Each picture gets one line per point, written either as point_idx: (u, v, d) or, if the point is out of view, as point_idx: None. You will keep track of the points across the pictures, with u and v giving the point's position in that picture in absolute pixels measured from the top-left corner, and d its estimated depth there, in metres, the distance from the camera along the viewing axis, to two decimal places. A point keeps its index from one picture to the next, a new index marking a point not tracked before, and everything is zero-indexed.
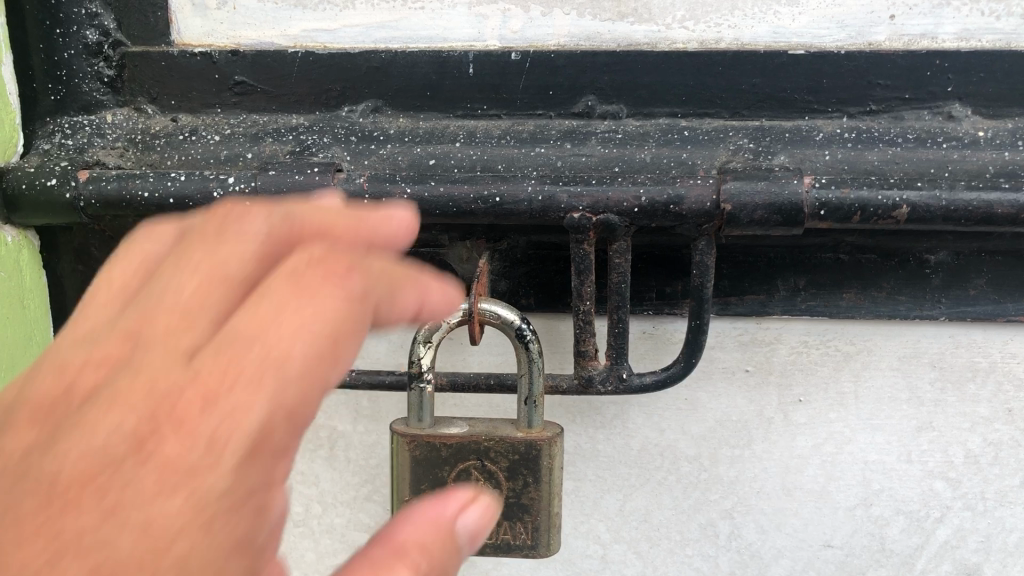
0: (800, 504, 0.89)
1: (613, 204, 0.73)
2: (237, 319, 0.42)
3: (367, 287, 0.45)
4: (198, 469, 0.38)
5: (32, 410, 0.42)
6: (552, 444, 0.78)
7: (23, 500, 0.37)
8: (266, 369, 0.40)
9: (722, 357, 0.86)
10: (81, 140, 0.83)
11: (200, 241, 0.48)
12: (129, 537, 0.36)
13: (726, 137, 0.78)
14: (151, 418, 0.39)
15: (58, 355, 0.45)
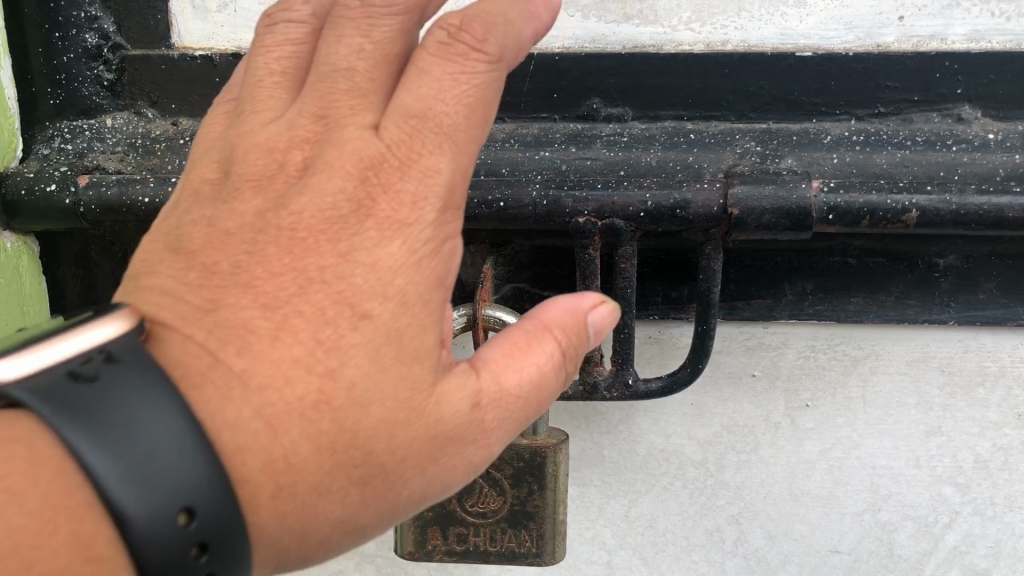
0: (808, 509, 0.88)
1: (619, 208, 0.73)
2: (403, 96, 0.52)
3: (498, 45, 0.52)
4: (396, 219, 0.50)
5: (245, 179, 0.53)
6: (558, 450, 0.77)
7: (268, 245, 0.49)
8: (439, 117, 0.51)
9: (728, 362, 0.85)
10: (81, 144, 0.82)
11: (352, 18, 0.55)
12: (359, 275, 0.48)
13: (732, 140, 0.78)
14: (360, 185, 0.50)
15: (251, 128, 0.56)
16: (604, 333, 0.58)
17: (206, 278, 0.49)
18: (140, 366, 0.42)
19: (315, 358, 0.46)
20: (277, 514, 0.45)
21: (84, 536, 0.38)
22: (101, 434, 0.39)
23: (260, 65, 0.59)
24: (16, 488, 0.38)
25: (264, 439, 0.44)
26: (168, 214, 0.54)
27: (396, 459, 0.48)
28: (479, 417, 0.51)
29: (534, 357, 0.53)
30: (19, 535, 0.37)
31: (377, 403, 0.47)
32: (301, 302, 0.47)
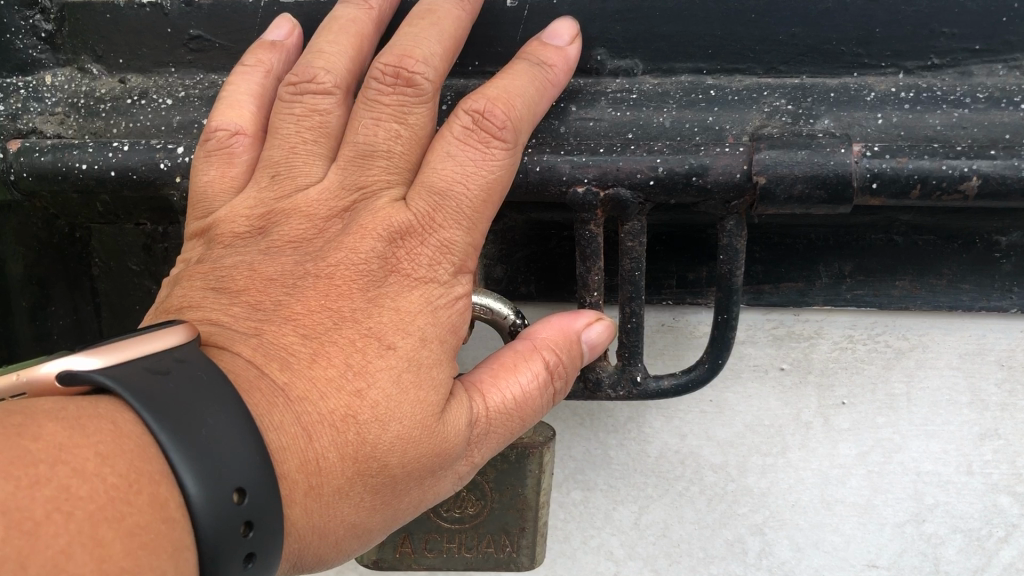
0: (842, 518, 0.78)
1: (624, 176, 0.62)
2: (428, 171, 0.59)
3: (513, 130, 0.59)
4: (414, 276, 0.58)
5: (283, 238, 0.60)
6: (546, 449, 0.67)
7: (307, 291, 0.56)
8: (458, 196, 0.58)
9: (753, 353, 0.74)
10: (15, 105, 0.72)
11: (387, 104, 0.60)
12: (383, 317, 0.56)
13: (759, 97, 0.66)
14: (383, 264, 0.57)
15: (289, 190, 0.61)
16: (600, 348, 0.63)
17: (250, 315, 0.56)
18: (204, 370, 0.46)
19: (345, 379, 0.53)
20: (308, 510, 0.51)
21: (160, 498, 0.40)
22: (176, 419, 0.42)
23: (289, 132, 0.62)
24: (105, 451, 0.40)
25: (301, 443, 0.51)
26: (206, 257, 0.61)
27: (405, 473, 0.54)
28: (476, 434, 0.58)
29: (527, 375, 0.60)
30: (112, 491, 0.39)
31: (396, 422, 0.53)
32: (333, 335, 0.55)
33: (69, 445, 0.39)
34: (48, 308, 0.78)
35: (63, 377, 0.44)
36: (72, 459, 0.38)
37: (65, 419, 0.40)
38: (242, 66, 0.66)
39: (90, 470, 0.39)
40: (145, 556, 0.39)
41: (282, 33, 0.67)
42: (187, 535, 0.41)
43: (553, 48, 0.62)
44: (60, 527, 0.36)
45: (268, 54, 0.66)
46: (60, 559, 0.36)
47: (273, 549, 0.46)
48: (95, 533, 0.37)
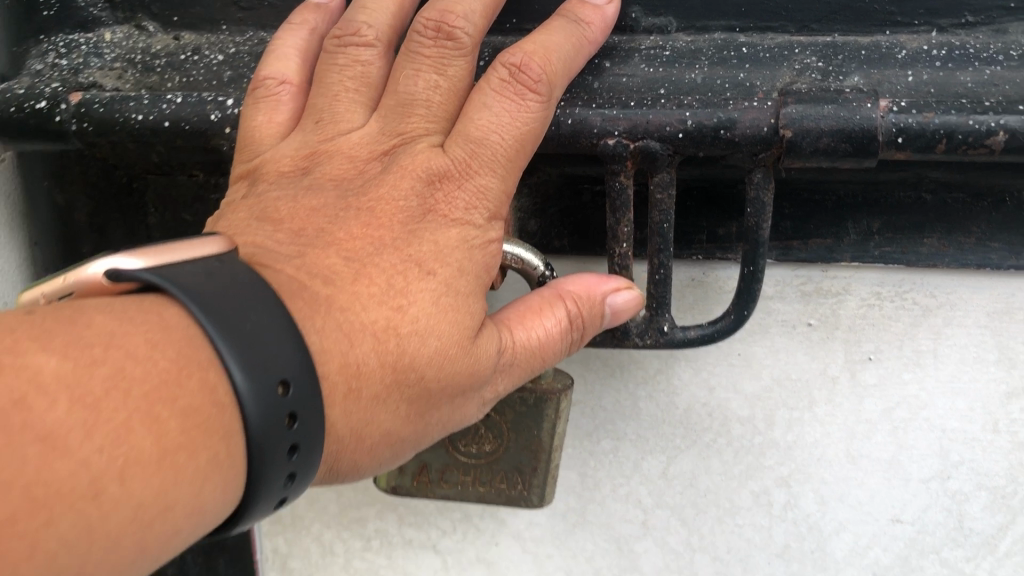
0: (867, 473, 0.80)
1: (654, 129, 0.64)
2: (466, 120, 0.61)
3: (549, 85, 0.61)
4: (451, 216, 0.60)
5: (326, 176, 0.63)
6: (563, 396, 0.71)
7: (349, 221, 0.60)
8: (493, 145, 0.61)
9: (781, 308, 0.76)
10: (77, 59, 0.75)
11: (426, 55, 0.62)
12: (422, 246, 0.59)
13: (790, 55, 0.67)
14: (420, 203, 0.60)
15: (332, 135, 0.64)
16: (623, 318, 0.66)
17: (292, 240, 0.59)
18: (245, 276, 0.50)
19: (387, 296, 0.57)
20: (347, 412, 0.55)
21: (209, 383, 0.45)
22: (222, 316, 0.46)
23: (333, 81, 0.65)
24: (155, 339, 0.44)
25: (343, 347, 0.54)
26: (251, 194, 0.64)
27: (440, 385, 0.58)
28: (504, 361, 0.62)
29: (550, 318, 0.63)
30: (166, 373, 0.43)
31: (434, 338, 0.57)
32: (375, 260, 0.58)
33: (122, 332, 0.44)
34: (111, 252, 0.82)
35: (112, 276, 0.48)
36: (125, 344, 0.43)
37: (116, 313, 0.45)
38: (291, 25, 0.70)
39: (141, 354, 0.43)
40: (200, 434, 0.44)
41: None
42: (235, 420, 0.46)
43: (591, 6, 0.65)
44: (120, 403, 0.41)
45: (313, 14, 0.70)
46: (124, 430, 0.41)
47: (316, 440, 0.50)
48: (152, 410, 0.42)
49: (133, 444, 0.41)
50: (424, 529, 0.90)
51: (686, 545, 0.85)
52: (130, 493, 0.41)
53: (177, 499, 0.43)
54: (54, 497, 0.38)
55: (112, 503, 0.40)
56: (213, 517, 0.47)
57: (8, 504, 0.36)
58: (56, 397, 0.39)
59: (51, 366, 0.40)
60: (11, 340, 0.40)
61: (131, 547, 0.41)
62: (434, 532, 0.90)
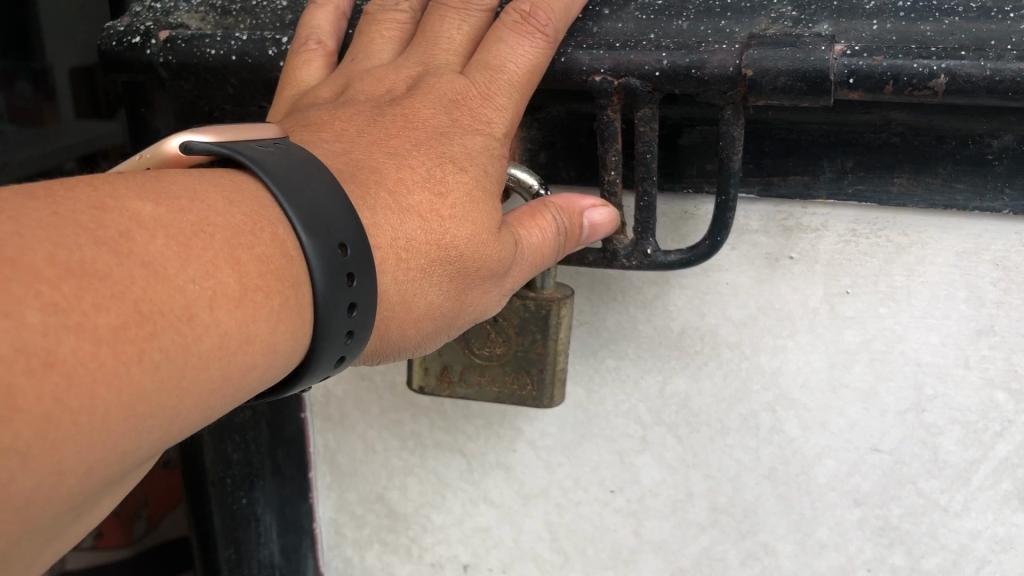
0: (847, 403, 0.86)
1: (634, 67, 0.73)
2: (483, 53, 0.69)
3: (556, 27, 0.69)
4: (475, 127, 0.68)
5: (361, 92, 0.70)
6: (564, 303, 0.81)
7: (386, 124, 0.67)
8: (509, 73, 0.68)
9: (766, 242, 0.83)
10: (168, 4, 0.90)
11: (453, 7, 0.72)
12: (454, 146, 0.66)
13: (768, 4, 0.74)
14: (456, 113, 0.68)
15: (364, 67, 0.73)
16: (599, 233, 0.75)
17: (336, 139, 0.66)
18: (301, 153, 0.59)
19: (428, 183, 0.64)
20: (397, 281, 0.62)
21: (280, 237, 0.53)
22: (288, 185, 0.55)
23: (371, 31, 0.75)
24: (232, 198, 0.53)
25: (393, 222, 0.62)
26: (292, 113, 0.72)
27: (476, 265, 0.65)
28: (523, 256, 0.70)
29: (545, 225, 0.71)
30: (243, 226, 0.52)
31: (469, 223, 0.65)
32: (411, 155, 0.65)
33: (203, 192, 0.52)
34: None
35: (182, 148, 0.60)
36: (206, 200, 0.52)
37: (197, 176, 0.54)
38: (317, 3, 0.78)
39: (220, 208, 0.52)
40: (273, 279, 0.52)
41: None
42: (303, 273, 0.54)
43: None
44: (206, 243, 0.49)
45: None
46: (210, 266, 0.49)
47: (369, 303, 0.59)
48: (233, 253, 0.50)
49: (219, 279, 0.49)
50: (451, 433, 1.01)
51: (681, 462, 0.93)
52: (217, 318, 0.48)
53: (257, 332, 0.51)
54: (155, 312, 0.45)
55: (202, 326, 0.48)
56: (284, 359, 0.55)
57: (124, 311, 0.43)
58: (156, 233, 0.47)
59: (146, 210, 0.48)
60: (109, 189, 0.48)
61: (215, 368, 0.49)
62: (460, 437, 1.01)
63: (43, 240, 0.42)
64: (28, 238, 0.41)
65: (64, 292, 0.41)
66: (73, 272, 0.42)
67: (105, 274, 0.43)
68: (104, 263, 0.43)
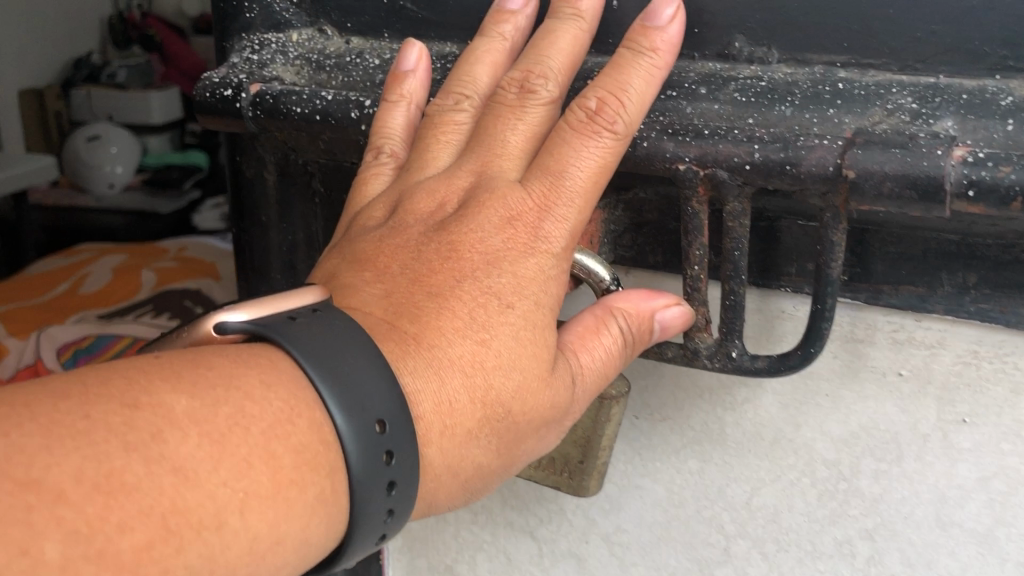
0: (959, 543, 0.74)
1: (722, 159, 0.65)
2: (546, 155, 0.66)
3: (626, 123, 0.65)
4: (531, 246, 0.64)
5: (412, 213, 0.69)
6: (619, 402, 0.74)
7: (430, 257, 0.64)
8: (572, 178, 0.65)
9: (873, 355, 0.74)
10: (267, 55, 0.88)
11: (510, 107, 0.69)
12: (502, 278, 0.63)
13: (885, 94, 0.65)
14: (515, 240, 0.64)
15: (416, 181, 0.71)
16: (673, 332, 0.69)
17: (379, 276, 0.65)
18: (338, 317, 0.56)
19: (470, 330, 0.60)
20: (443, 451, 0.58)
21: (317, 421, 0.52)
22: (322, 360, 0.53)
23: (428, 136, 0.73)
24: (268, 380, 0.52)
25: (434, 386, 0.58)
26: (344, 243, 0.71)
27: (526, 421, 0.61)
28: (582, 390, 0.66)
29: (607, 338, 0.67)
30: (280, 413, 0.51)
31: (518, 373, 0.60)
32: (457, 292, 0.62)
33: (239, 376, 0.51)
34: (289, 221, 0.97)
35: (215, 328, 0.56)
36: (243, 386, 0.51)
37: (230, 356, 0.53)
38: (389, 101, 0.76)
39: (257, 395, 0.51)
40: (308, 471, 0.50)
41: (413, 59, 0.77)
42: (339, 459, 0.52)
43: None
44: (241, 438, 0.49)
45: (407, 84, 0.76)
46: (244, 464, 0.48)
47: (413, 479, 0.55)
48: (268, 446, 0.49)
49: (252, 478, 0.48)
50: (523, 514, 0.95)
51: None
52: (248, 522, 0.48)
53: (288, 532, 0.50)
54: (182, 523, 0.44)
55: (232, 532, 0.47)
56: (319, 550, 0.53)
57: (147, 531, 0.43)
58: (189, 432, 0.47)
59: (181, 407, 0.48)
60: (144, 379, 0.49)
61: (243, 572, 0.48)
62: (533, 521, 0.95)
63: (72, 453, 0.43)
64: (56, 452, 0.43)
65: (87, 515, 0.41)
66: (100, 487, 0.42)
67: (134, 485, 0.43)
68: (135, 474, 0.44)
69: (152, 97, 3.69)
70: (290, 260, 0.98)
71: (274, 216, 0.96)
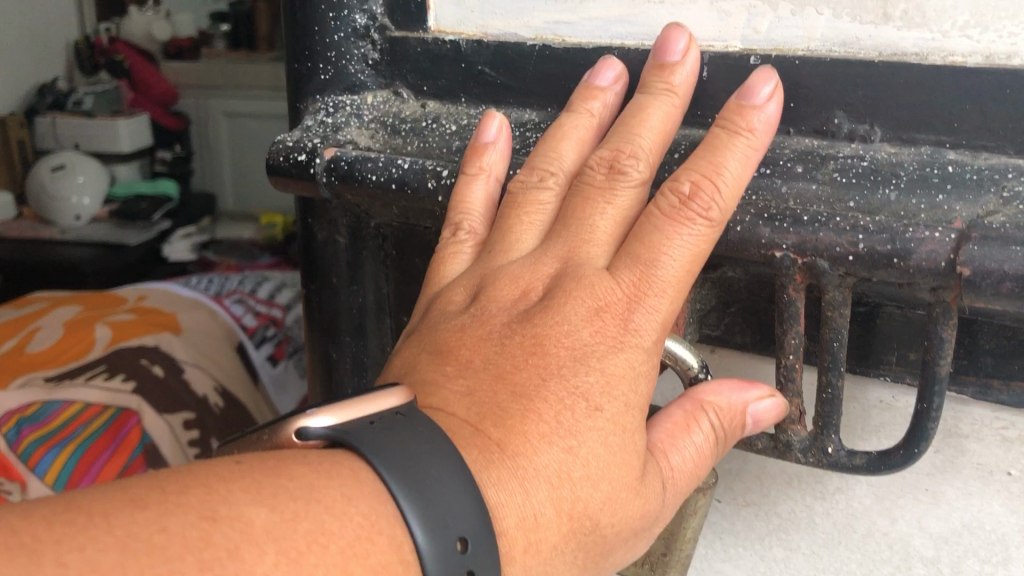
0: None
1: (823, 248, 0.61)
2: (636, 244, 0.64)
3: (721, 209, 0.62)
4: (620, 341, 0.62)
5: (497, 299, 0.68)
6: (702, 495, 0.70)
7: (514, 350, 0.64)
8: (662, 269, 0.63)
9: (978, 451, 0.69)
10: (341, 118, 0.86)
11: (598, 189, 0.68)
12: (590, 377, 0.61)
13: (1000, 180, 0.61)
14: (604, 333, 0.62)
15: (501, 264, 0.72)
16: (765, 424, 0.65)
17: (460, 370, 0.65)
18: (424, 422, 0.55)
19: (557, 436, 0.58)
20: (527, 567, 0.56)
21: (398, 540, 0.49)
22: (404, 473, 0.51)
23: (511, 216, 0.73)
24: (349, 493, 0.50)
25: (519, 498, 0.56)
26: (426, 328, 0.71)
27: (614, 532, 0.59)
28: (672, 492, 0.63)
29: (697, 434, 0.63)
30: (360, 530, 0.48)
31: (606, 484, 0.58)
32: (543, 392, 0.60)
33: (322, 489, 0.49)
34: (359, 284, 0.95)
35: (297, 432, 0.56)
36: (323, 499, 0.49)
37: (310, 464, 0.51)
38: (468, 174, 0.75)
39: (338, 508, 0.49)
40: None
41: (493, 131, 0.75)
42: None
43: (669, 67, 0.68)
44: (319, 557, 0.46)
45: (487, 157, 0.75)
46: None
47: None
48: (346, 567, 0.47)
49: None
50: None
51: None
52: None
53: None
54: None
55: None
56: None
57: None
58: (266, 551, 0.45)
59: (260, 519, 0.46)
60: (224, 490, 0.47)
61: None
62: None
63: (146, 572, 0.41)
64: (130, 570, 0.41)
65: None
66: None
67: None
68: None
69: (122, 125, 3.45)
70: (359, 322, 0.96)
71: (340, 282, 0.94)
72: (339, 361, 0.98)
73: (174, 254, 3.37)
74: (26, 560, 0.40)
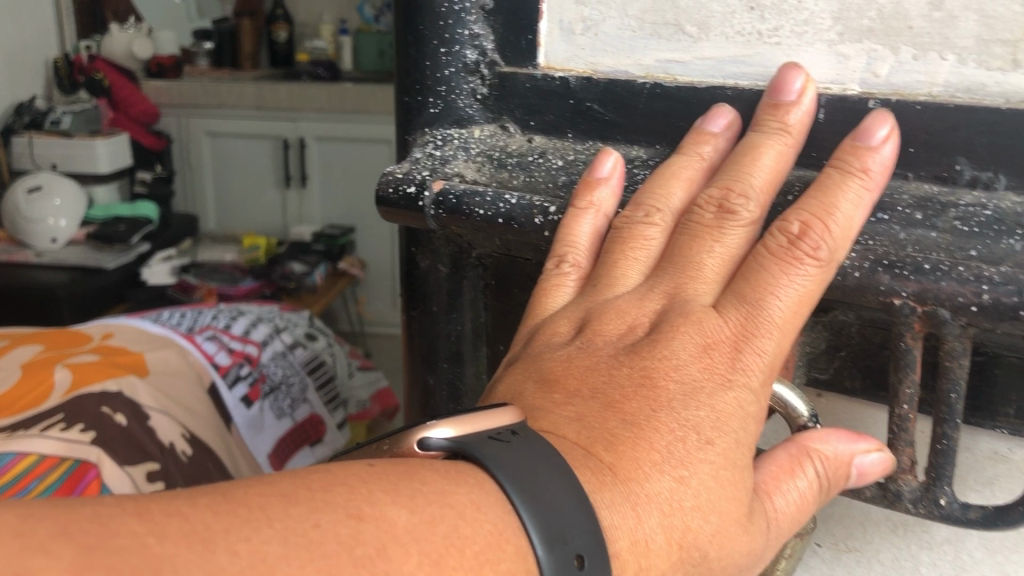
0: None
1: (945, 297, 0.59)
2: (745, 283, 0.64)
3: (831, 249, 0.61)
4: (730, 381, 0.62)
5: (604, 333, 0.69)
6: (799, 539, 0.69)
7: (623, 383, 0.64)
8: (770, 309, 0.62)
9: None
10: (448, 152, 0.88)
11: (708, 228, 0.68)
12: (700, 412, 0.61)
13: None
14: (713, 373, 0.62)
15: (607, 299, 0.72)
16: (871, 478, 0.64)
17: (568, 399, 0.65)
18: (540, 443, 0.55)
19: (668, 465, 0.58)
20: None
21: (524, 550, 0.49)
22: (527, 488, 0.51)
23: (616, 250, 0.74)
24: (478, 500, 0.51)
25: (631, 523, 0.55)
26: (530, 357, 0.72)
27: (720, 566, 0.59)
28: (775, 535, 0.62)
29: (802, 479, 0.62)
30: (493, 535, 0.49)
31: (715, 517, 0.58)
32: (654, 422, 0.60)
33: (453, 495, 0.51)
34: (458, 312, 0.95)
35: (420, 444, 0.58)
36: (457, 504, 0.50)
37: (444, 472, 0.53)
38: (577, 208, 0.77)
39: (469, 515, 0.50)
40: None
41: (607, 167, 0.77)
42: None
43: (784, 106, 0.67)
44: (456, 560, 0.48)
45: (597, 192, 0.76)
46: None
47: None
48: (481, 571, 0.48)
49: None
50: None
51: None
52: None
53: None
54: None
55: None
56: None
57: None
58: (411, 553, 0.46)
59: (402, 520, 0.48)
60: (367, 490, 0.50)
61: None
62: None
63: (307, 565, 0.44)
64: (292, 562, 0.43)
65: None
66: None
67: None
68: None
69: (96, 145, 3.77)
70: (457, 349, 0.97)
71: (441, 309, 0.96)
72: (437, 385, 1.00)
73: (155, 279, 3.65)
74: (203, 547, 0.43)
